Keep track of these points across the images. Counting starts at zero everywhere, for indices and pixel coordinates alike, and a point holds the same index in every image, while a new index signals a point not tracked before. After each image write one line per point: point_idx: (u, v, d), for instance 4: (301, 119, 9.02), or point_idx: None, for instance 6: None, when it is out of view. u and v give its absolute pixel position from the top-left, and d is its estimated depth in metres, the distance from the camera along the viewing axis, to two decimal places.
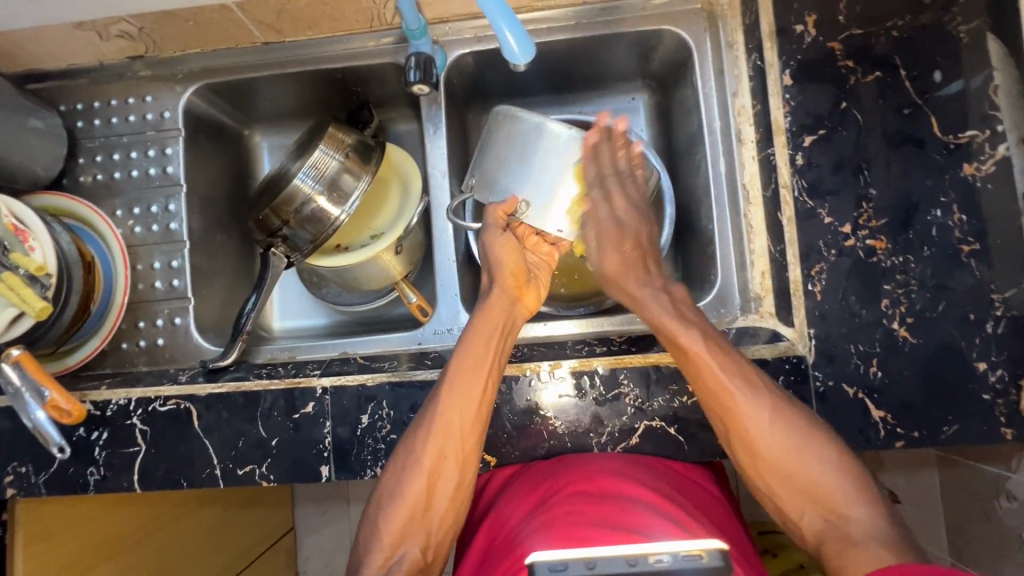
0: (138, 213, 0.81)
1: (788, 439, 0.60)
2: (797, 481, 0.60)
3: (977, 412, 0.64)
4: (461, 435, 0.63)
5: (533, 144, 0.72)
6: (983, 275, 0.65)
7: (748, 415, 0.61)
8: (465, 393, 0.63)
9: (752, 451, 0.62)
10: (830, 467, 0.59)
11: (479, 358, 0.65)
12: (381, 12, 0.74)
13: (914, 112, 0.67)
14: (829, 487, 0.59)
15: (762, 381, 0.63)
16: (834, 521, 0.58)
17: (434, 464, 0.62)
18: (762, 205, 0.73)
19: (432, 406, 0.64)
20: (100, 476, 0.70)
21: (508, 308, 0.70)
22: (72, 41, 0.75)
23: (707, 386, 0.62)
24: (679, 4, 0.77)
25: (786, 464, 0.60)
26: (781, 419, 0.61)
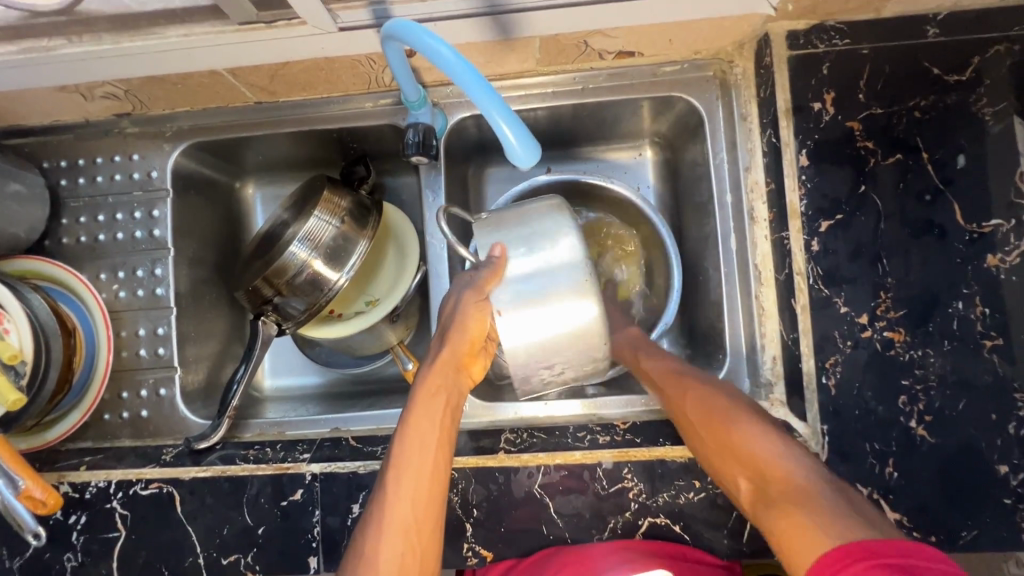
0: (123, 277, 0.77)
1: (716, 416, 0.57)
2: (732, 456, 0.55)
3: (998, 517, 0.61)
4: (419, 527, 0.51)
5: (555, 247, 0.55)
6: (1005, 371, 0.62)
7: (687, 400, 0.60)
8: (409, 472, 0.53)
9: (695, 433, 0.59)
10: (766, 436, 0.54)
11: (428, 431, 0.54)
12: (379, 76, 0.71)
13: (936, 198, 0.64)
14: (769, 463, 0.52)
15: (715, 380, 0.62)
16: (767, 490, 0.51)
17: (390, 568, 0.49)
18: (775, 287, 0.70)
19: (376, 504, 0.52)
20: (77, 563, 0.67)
21: (451, 379, 0.57)
22: (55, 101, 0.71)
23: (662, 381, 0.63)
24: (690, 71, 0.74)
25: (722, 438, 0.56)
26: (716, 399, 0.59)
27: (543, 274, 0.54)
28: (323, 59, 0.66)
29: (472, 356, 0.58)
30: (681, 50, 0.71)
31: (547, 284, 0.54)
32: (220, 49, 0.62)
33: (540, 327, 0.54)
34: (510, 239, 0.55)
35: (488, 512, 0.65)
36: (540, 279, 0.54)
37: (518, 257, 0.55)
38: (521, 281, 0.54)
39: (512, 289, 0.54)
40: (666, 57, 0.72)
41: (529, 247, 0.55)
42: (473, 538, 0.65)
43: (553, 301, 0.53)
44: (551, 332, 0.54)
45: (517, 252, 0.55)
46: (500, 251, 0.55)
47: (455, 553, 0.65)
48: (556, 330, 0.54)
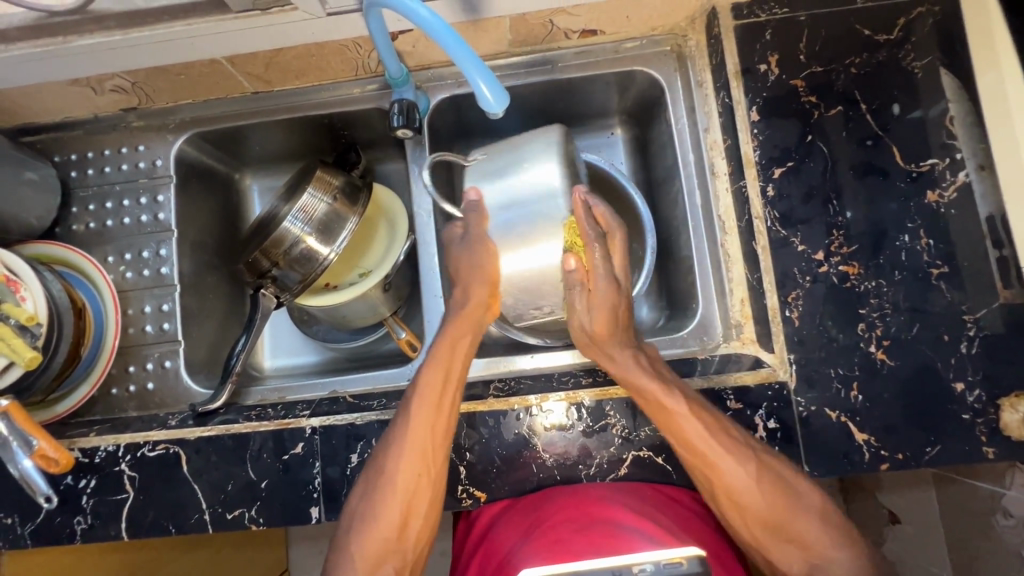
0: (130, 259, 0.82)
1: (777, 497, 0.62)
2: (783, 532, 0.63)
3: (958, 432, 0.65)
4: (433, 455, 0.63)
5: (529, 185, 0.60)
6: (955, 296, 0.67)
7: (728, 478, 0.63)
8: (435, 412, 0.64)
9: (742, 515, 0.64)
10: (807, 509, 0.62)
11: (449, 370, 0.66)
12: (366, 61, 0.78)
13: (877, 142, 0.71)
14: (808, 533, 0.62)
15: (746, 441, 0.64)
16: (818, 565, 0.61)
17: (411, 485, 0.62)
18: (738, 234, 0.76)
19: (400, 429, 0.64)
20: (88, 525, 0.69)
21: (475, 323, 0.68)
22: (68, 96, 0.78)
23: (674, 423, 0.63)
24: (649, 47, 0.81)
25: (776, 517, 0.62)
26: (769, 477, 0.62)
27: (527, 212, 0.60)
28: (314, 45, 0.73)
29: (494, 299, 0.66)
30: (638, 27, 0.79)
31: (528, 220, 0.60)
32: (219, 37, 0.69)
33: (526, 257, 0.61)
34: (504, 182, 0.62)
35: (480, 455, 0.69)
36: (516, 211, 0.61)
37: (507, 199, 0.61)
38: (510, 218, 0.61)
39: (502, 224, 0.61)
40: (625, 34, 0.80)
41: (519, 193, 0.61)
42: (467, 480, 0.69)
43: (535, 234, 0.60)
44: (534, 262, 0.61)
45: (506, 194, 0.61)
46: (475, 194, 0.62)
47: (450, 494, 0.69)
48: (533, 266, 0.61)
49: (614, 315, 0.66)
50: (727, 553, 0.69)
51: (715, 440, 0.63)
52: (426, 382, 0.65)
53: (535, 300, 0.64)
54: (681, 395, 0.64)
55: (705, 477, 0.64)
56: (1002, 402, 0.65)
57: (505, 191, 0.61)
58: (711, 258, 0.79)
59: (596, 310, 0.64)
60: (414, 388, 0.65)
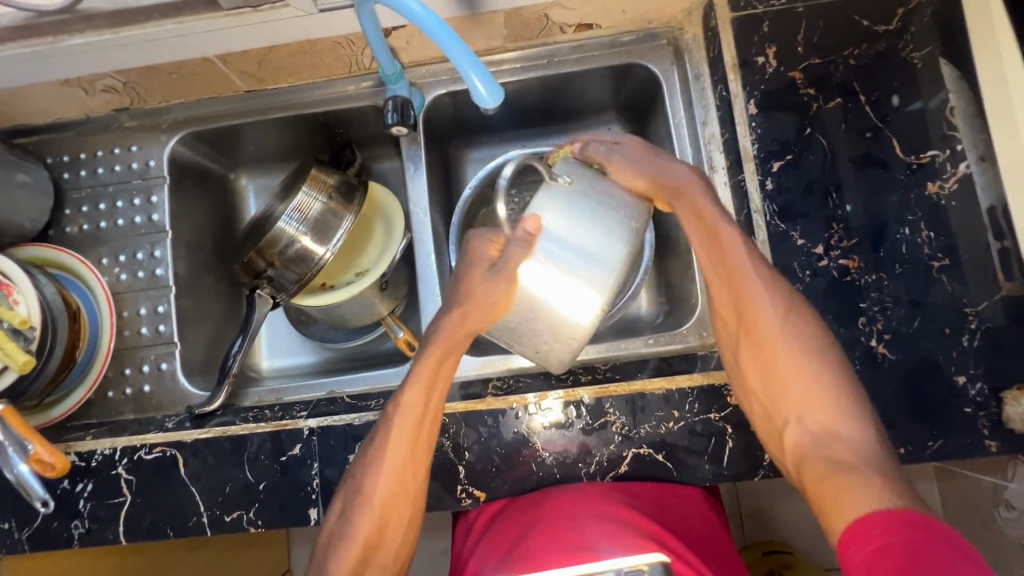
0: (124, 261, 0.82)
1: (797, 349, 0.60)
2: (790, 388, 0.60)
3: (960, 426, 0.64)
4: (413, 479, 0.63)
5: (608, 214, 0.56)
6: (956, 289, 0.66)
7: (760, 312, 0.62)
8: (413, 429, 0.63)
9: (750, 382, 0.63)
10: (825, 372, 0.59)
11: (430, 383, 0.64)
12: (359, 58, 0.77)
13: (876, 134, 0.70)
14: (821, 391, 0.59)
15: (780, 282, 0.62)
16: (824, 435, 0.57)
17: (388, 503, 0.62)
18: (737, 228, 0.75)
19: (377, 452, 0.63)
20: (85, 530, 0.69)
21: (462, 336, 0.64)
22: (59, 97, 0.77)
23: (719, 240, 0.63)
24: (645, 41, 0.80)
25: (794, 365, 0.60)
26: (792, 327, 0.61)
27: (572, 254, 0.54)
28: (306, 43, 0.72)
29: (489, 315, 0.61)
30: (635, 20, 0.78)
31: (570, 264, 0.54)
32: (211, 35, 0.68)
33: (557, 290, 0.55)
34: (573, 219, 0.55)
35: (478, 454, 0.68)
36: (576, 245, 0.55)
37: (563, 239, 0.55)
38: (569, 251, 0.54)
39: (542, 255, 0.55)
40: (622, 28, 0.79)
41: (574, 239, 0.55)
42: (466, 479, 0.68)
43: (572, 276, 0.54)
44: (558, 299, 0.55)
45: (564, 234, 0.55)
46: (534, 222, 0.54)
47: (449, 494, 0.68)
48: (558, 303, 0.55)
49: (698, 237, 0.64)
50: (725, 548, 0.69)
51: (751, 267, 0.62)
52: (408, 404, 0.63)
53: (526, 339, 0.59)
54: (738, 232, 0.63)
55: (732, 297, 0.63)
56: (1004, 395, 0.64)
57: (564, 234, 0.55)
58: None
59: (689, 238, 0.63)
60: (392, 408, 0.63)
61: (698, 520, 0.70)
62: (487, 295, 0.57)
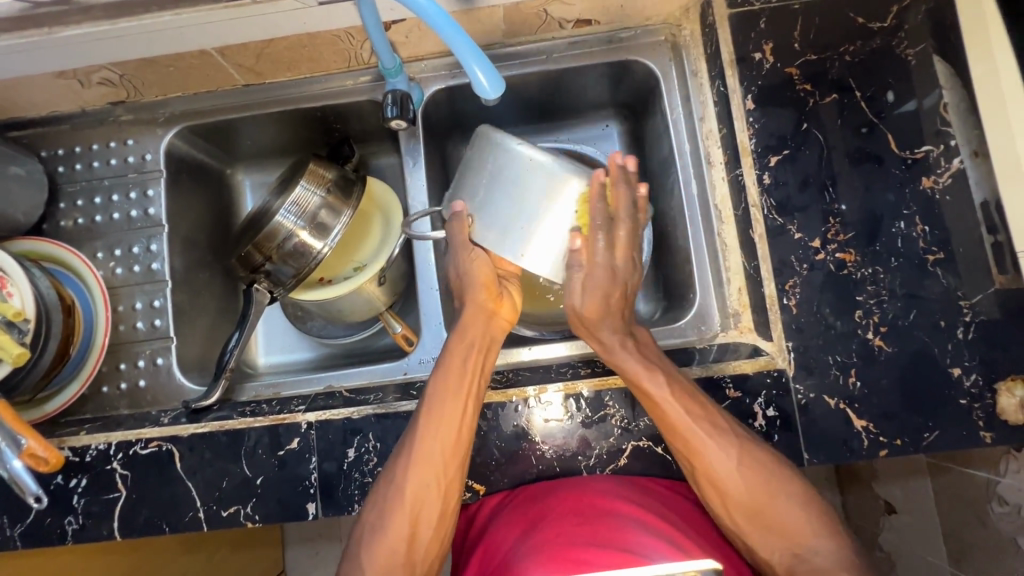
0: (120, 255, 0.81)
1: (755, 476, 0.61)
2: (769, 522, 0.61)
3: (955, 418, 0.65)
4: (444, 468, 0.63)
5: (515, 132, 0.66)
6: (950, 282, 0.67)
7: (711, 457, 0.62)
8: (445, 418, 0.63)
9: (722, 502, 0.63)
10: (793, 497, 0.61)
11: (461, 370, 0.66)
12: (358, 53, 0.77)
13: (871, 130, 0.71)
14: (789, 522, 0.61)
15: (718, 414, 0.64)
16: (802, 556, 0.59)
17: (419, 495, 0.62)
18: (735, 223, 0.76)
19: (409, 442, 0.64)
20: (78, 526, 0.68)
21: (484, 327, 0.70)
22: (54, 89, 0.77)
23: (649, 399, 0.63)
24: (643, 38, 0.81)
25: (756, 500, 0.61)
26: (748, 462, 0.62)
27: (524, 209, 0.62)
28: (305, 36, 0.72)
29: (497, 302, 0.71)
30: (633, 17, 0.78)
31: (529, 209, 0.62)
32: (209, 27, 0.67)
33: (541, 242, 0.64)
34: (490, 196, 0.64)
35: (479, 447, 0.69)
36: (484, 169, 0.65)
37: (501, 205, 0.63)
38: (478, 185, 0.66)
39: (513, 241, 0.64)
40: (620, 24, 0.80)
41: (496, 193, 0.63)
42: (466, 473, 0.68)
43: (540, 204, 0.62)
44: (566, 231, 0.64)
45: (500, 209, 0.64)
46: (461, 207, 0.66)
47: None
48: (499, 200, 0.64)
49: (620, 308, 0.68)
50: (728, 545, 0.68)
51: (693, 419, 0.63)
52: (435, 393, 0.65)
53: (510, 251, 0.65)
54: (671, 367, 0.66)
55: (682, 451, 0.64)
56: (998, 387, 0.65)
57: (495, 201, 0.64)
58: (708, 248, 0.79)
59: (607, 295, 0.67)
60: (427, 394, 0.65)
61: (699, 514, 0.69)
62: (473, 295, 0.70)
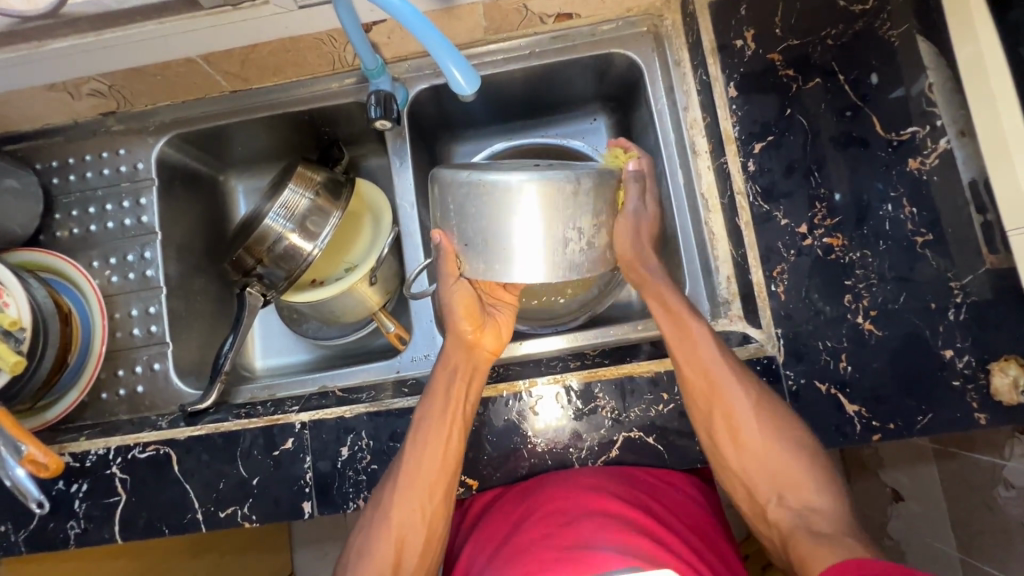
0: (115, 263, 0.82)
1: (773, 426, 0.63)
2: (777, 472, 0.62)
3: (949, 400, 0.65)
4: (431, 488, 0.64)
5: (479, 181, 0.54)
6: (940, 264, 0.66)
7: (732, 401, 0.63)
8: (429, 448, 0.63)
9: (735, 457, 0.64)
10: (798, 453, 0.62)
11: (446, 401, 0.65)
12: (342, 54, 0.78)
13: (856, 113, 0.70)
14: (795, 474, 0.62)
15: (745, 367, 0.65)
16: (804, 512, 0.60)
17: (405, 520, 0.63)
18: (722, 212, 0.76)
19: (397, 462, 0.65)
20: (81, 530, 0.69)
21: (466, 357, 0.69)
22: (45, 103, 0.78)
23: (688, 342, 0.65)
24: (625, 28, 0.81)
25: (767, 449, 0.62)
26: (768, 414, 0.63)
27: (494, 219, 0.55)
28: (287, 39, 0.73)
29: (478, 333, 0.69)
30: (614, 8, 0.78)
31: (506, 218, 0.54)
32: (191, 35, 0.68)
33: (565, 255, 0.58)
34: (450, 217, 0.59)
35: (471, 442, 0.69)
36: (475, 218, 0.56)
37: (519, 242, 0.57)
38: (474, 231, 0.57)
39: (507, 257, 0.57)
40: (601, 16, 0.80)
41: (467, 225, 0.57)
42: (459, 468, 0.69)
43: (519, 212, 0.54)
44: (549, 237, 0.55)
45: (473, 225, 0.56)
46: (440, 237, 0.61)
47: None
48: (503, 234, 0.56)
49: (651, 234, 0.67)
50: (721, 539, 0.68)
51: (720, 356, 0.64)
52: (421, 421, 0.65)
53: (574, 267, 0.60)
54: (704, 321, 0.66)
55: (704, 394, 0.64)
56: (992, 367, 0.64)
57: (478, 232, 0.56)
58: (696, 238, 0.79)
59: (638, 231, 0.65)
60: (415, 423, 0.65)
61: (691, 506, 0.69)
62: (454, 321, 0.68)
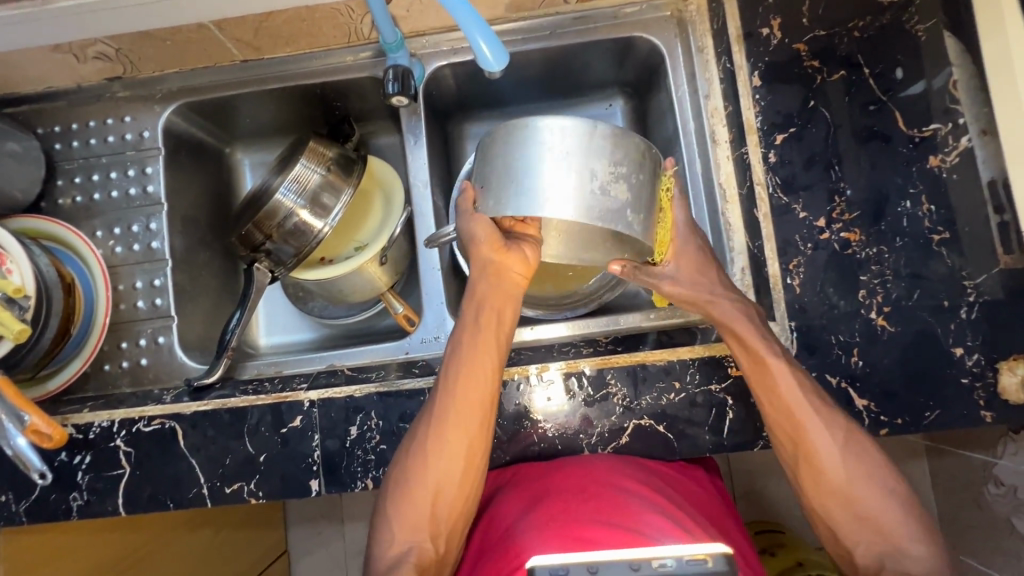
0: (119, 234, 0.81)
1: (860, 460, 0.61)
2: (865, 515, 0.60)
3: (957, 397, 0.65)
4: (467, 426, 0.62)
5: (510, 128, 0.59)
6: (955, 262, 0.66)
7: (817, 438, 0.61)
8: (464, 382, 0.63)
9: (820, 493, 0.62)
10: (884, 490, 0.60)
11: (479, 334, 0.65)
12: (358, 27, 0.75)
13: (879, 107, 0.70)
14: (885, 516, 0.60)
15: (830, 402, 0.63)
16: (892, 553, 0.58)
17: (441, 458, 0.62)
18: (739, 203, 0.76)
19: (433, 401, 0.64)
20: (84, 502, 0.69)
21: (499, 291, 0.67)
22: (51, 64, 0.76)
23: (767, 374, 0.62)
24: (649, 12, 0.79)
25: (856, 489, 0.60)
26: (854, 447, 0.61)
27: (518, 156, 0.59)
28: (304, 8, 0.71)
29: (508, 266, 0.67)
30: None
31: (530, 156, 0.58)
32: None
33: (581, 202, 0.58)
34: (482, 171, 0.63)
35: None
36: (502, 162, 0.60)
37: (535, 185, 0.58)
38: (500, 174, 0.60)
39: (524, 194, 0.58)
40: None
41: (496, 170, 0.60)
42: None
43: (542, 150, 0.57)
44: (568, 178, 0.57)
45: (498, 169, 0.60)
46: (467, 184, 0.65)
47: None
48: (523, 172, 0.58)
49: (700, 268, 0.68)
50: (733, 525, 0.69)
51: (804, 393, 0.62)
52: (456, 354, 0.64)
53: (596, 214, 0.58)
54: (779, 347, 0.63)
55: (788, 424, 0.62)
56: (1001, 366, 0.65)
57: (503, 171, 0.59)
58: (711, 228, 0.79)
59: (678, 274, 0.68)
60: (450, 356, 0.65)
61: (701, 493, 0.70)
62: (480, 257, 0.66)
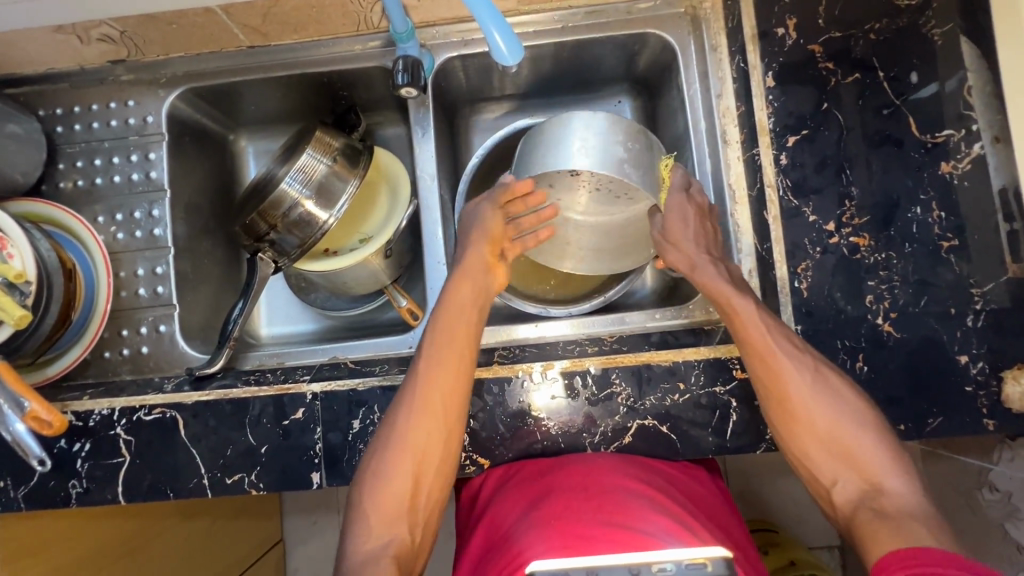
0: (121, 220, 0.80)
1: (836, 408, 0.61)
2: (846, 455, 0.60)
3: (960, 404, 0.65)
4: (445, 387, 0.63)
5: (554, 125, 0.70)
6: (963, 269, 0.66)
7: (793, 386, 0.61)
8: (444, 356, 0.64)
9: (801, 440, 0.62)
10: (865, 431, 0.60)
11: (461, 314, 0.67)
12: (368, 15, 0.74)
13: (893, 112, 0.69)
14: (864, 451, 0.59)
15: (806, 350, 0.63)
16: (873, 493, 0.57)
17: (420, 438, 0.62)
18: (748, 204, 0.75)
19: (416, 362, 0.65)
20: (83, 489, 0.68)
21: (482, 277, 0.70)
22: (54, 45, 0.74)
23: (737, 318, 0.64)
24: (663, 9, 0.78)
25: (834, 433, 0.60)
26: (829, 389, 0.61)
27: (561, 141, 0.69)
28: None
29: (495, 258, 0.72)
30: None
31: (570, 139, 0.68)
32: None
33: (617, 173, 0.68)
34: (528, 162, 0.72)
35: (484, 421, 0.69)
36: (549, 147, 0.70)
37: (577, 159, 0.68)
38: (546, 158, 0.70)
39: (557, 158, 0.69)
40: None
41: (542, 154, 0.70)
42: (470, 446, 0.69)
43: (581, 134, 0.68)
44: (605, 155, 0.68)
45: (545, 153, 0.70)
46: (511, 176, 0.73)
47: None
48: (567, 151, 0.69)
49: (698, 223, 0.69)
50: (737, 527, 0.69)
51: (779, 346, 0.62)
52: (437, 331, 0.66)
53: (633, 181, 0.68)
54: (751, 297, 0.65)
55: (763, 376, 0.63)
56: (1005, 374, 0.65)
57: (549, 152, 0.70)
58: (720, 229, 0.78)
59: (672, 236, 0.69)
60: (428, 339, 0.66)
61: (705, 495, 0.70)
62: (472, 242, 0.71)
